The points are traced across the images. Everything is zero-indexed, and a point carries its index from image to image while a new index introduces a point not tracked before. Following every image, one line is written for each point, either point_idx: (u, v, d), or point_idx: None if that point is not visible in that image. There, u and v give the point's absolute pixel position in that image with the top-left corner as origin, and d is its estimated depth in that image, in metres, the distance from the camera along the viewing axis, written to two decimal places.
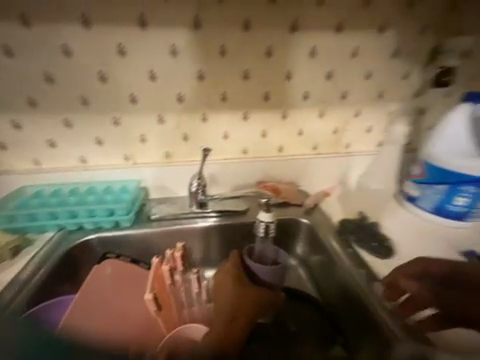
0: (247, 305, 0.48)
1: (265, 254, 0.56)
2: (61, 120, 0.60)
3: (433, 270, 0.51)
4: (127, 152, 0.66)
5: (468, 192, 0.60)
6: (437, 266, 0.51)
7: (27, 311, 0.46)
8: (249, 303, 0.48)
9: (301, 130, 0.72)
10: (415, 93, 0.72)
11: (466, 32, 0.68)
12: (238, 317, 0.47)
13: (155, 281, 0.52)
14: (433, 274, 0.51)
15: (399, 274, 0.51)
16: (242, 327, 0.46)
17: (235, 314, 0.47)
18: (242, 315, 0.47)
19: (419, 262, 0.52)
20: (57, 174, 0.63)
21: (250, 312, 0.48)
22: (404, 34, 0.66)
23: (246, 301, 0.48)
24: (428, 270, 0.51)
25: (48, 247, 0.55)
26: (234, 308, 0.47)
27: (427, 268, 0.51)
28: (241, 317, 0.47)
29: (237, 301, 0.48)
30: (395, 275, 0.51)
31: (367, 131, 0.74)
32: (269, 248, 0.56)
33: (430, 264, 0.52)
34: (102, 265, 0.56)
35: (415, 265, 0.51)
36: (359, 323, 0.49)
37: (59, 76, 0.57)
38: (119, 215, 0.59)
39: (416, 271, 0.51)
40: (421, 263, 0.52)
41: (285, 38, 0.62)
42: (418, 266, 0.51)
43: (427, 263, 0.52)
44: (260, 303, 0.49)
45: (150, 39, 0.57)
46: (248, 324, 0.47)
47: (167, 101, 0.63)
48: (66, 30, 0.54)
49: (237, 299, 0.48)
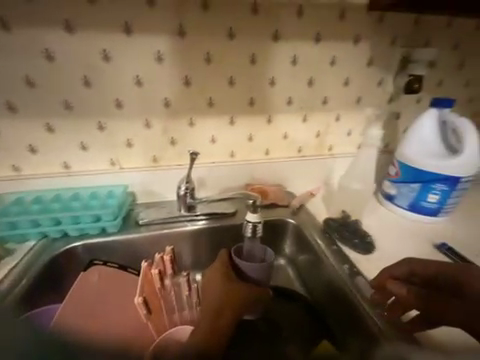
0: (234, 302, 0.48)
1: (253, 253, 0.56)
2: (43, 125, 0.60)
3: (420, 271, 0.48)
4: (113, 157, 0.66)
5: (439, 191, 0.62)
6: (425, 266, 0.48)
7: (25, 313, 0.47)
8: (237, 299, 0.48)
9: (286, 133, 0.73)
10: (390, 99, 0.75)
11: (445, 36, 0.70)
12: (225, 312, 0.47)
13: (145, 284, 0.49)
14: (420, 276, 0.48)
15: (384, 277, 0.48)
16: (229, 323, 0.46)
17: (222, 309, 0.47)
18: (230, 310, 0.47)
19: (405, 262, 0.49)
20: (40, 181, 0.63)
21: (236, 308, 0.48)
22: (384, 39, 0.67)
23: (234, 297, 0.48)
24: (414, 271, 0.48)
25: (32, 255, 0.54)
26: (221, 303, 0.48)
27: (413, 269, 0.48)
28: (228, 311, 0.47)
29: (224, 298, 0.48)
30: (381, 278, 0.49)
31: (348, 134, 0.77)
32: (257, 247, 0.56)
33: (417, 266, 0.48)
34: (90, 270, 0.54)
35: (401, 266, 0.48)
36: (345, 318, 0.50)
37: (41, 81, 0.56)
38: (105, 221, 0.59)
39: (402, 272, 0.48)
40: (407, 264, 0.48)
41: (269, 45, 0.62)
42: (404, 267, 0.48)
43: (415, 264, 0.48)
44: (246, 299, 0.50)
45: (134, 45, 0.57)
46: (234, 320, 0.47)
47: (152, 107, 0.63)
48: (47, 35, 0.53)
49: (226, 294, 0.49)
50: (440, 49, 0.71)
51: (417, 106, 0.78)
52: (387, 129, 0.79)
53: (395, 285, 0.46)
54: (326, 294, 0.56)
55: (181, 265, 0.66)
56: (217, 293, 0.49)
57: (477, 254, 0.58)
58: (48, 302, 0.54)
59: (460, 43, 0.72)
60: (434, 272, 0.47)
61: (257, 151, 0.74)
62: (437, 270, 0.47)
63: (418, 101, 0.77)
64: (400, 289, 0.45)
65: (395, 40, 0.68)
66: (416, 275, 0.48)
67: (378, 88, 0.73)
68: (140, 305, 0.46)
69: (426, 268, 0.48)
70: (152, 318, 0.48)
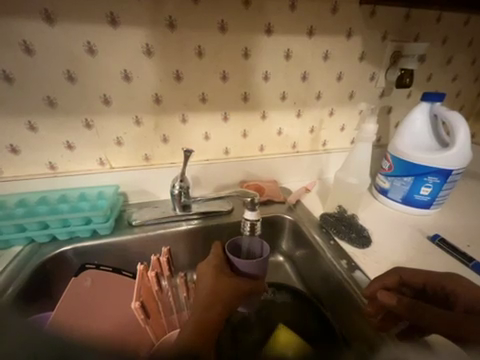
0: (224, 297, 0.45)
1: (237, 264, 0.48)
2: (24, 123, 0.56)
3: (409, 280, 0.46)
4: (103, 156, 0.63)
5: (431, 184, 0.63)
6: (415, 276, 0.46)
7: (29, 317, 0.47)
8: (227, 293, 0.45)
9: (280, 130, 0.73)
10: (381, 94, 0.76)
11: (434, 31, 0.71)
12: (215, 305, 0.45)
13: (142, 289, 0.47)
14: (409, 285, 0.46)
15: (377, 286, 0.44)
16: (217, 319, 0.44)
17: (211, 302, 0.45)
18: (218, 303, 0.45)
19: (394, 272, 0.46)
20: (24, 183, 0.60)
21: (228, 303, 0.45)
22: (377, 32, 0.67)
23: (225, 292, 0.45)
24: (404, 281, 0.46)
25: (18, 262, 0.51)
26: (210, 298, 0.45)
27: (403, 277, 0.46)
28: (217, 306, 0.45)
29: (214, 296, 0.45)
30: (372, 288, 0.44)
31: (341, 129, 0.78)
32: (242, 263, 0.47)
33: (407, 274, 0.46)
34: (81, 275, 0.52)
35: (392, 276, 0.45)
36: (338, 308, 0.52)
37: (21, 76, 0.52)
38: (96, 223, 0.56)
39: (393, 281, 0.45)
40: (396, 273, 0.46)
41: (262, 40, 0.61)
42: (394, 277, 0.45)
43: (405, 273, 0.46)
44: (242, 294, 0.47)
45: (122, 40, 0.54)
46: (225, 312, 0.45)
47: (143, 103, 0.60)
48: (23, 25, 0.49)
49: (212, 289, 0.45)
50: (430, 44, 0.72)
51: (407, 101, 0.79)
52: (379, 123, 0.81)
53: (385, 294, 0.41)
54: (323, 288, 0.57)
55: (178, 265, 0.65)
56: (207, 288, 0.46)
57: (467, 244, 0.60)
58: (39, 309, 0.51)
59: (449, 38, 0.73)
60: (422, 283, 0.46)
61: (252, 147, 0.73)
62: (425, 280, 0.46)
63: (408, 95, 0.78)
64: (390, 299, 0.40)
65: (387, 34, 0.68)
66: (404, 284, 0.46)
67: (371, 83, 0.73)
68: (138, 310, 0.44)
69: (416, 278, 0.46)
70: (150, 322, 0.47)
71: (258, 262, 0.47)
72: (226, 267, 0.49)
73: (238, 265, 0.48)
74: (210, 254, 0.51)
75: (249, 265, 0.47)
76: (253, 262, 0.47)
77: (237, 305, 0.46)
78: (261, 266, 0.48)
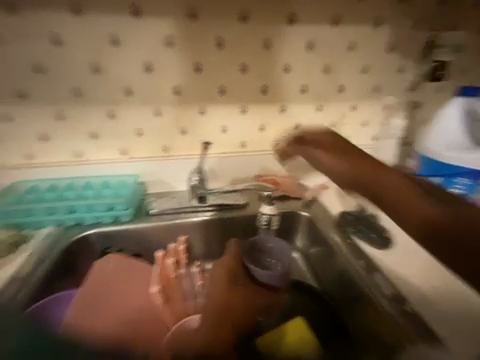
0: (239, 304, 0.47)
1: (256, 273, 0.49)
2: (53, 112, 0.59)
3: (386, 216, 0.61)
4: (123, 146, 0.64)
5: (462, 185, 0.59)
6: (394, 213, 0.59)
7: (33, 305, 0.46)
8: (240, 302, 0.47)
9: (298, 124, 0.69)
10: (410, 88, 0.70)
11: (470, 19, 0.66)
12: (230, 312, 0.45)
13: (160, 275, 0.53)
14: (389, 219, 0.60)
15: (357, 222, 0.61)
16: (232, 323, 0.44)
17: (227, 307, 0.46)
18: (233, 310, 0.46)
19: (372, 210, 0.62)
20: (53, 170, 0.63)
21: (242, 312, 0.46)
22: (406, 21, 0.64)
23: (239, 299, 0.47)
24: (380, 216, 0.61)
25: (48, 241, 0.55)
26: (225, 304, 0.46)
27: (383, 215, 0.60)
28: (232, 313, 0.45)
29: (227, 302, 0.47)
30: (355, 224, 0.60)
31: (364, 124, 0.71)
32: (261, 272, 0.49)
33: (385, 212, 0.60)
34: (104, 259, 0.56)
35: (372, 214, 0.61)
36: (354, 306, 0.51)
37: (52, 66, 0.56)
38: (119, 209, 0.59)
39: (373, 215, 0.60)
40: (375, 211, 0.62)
41: (283, 30, 0.60)
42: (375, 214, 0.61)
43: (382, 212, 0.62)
44: (255, 304, 0.48)
45: (143, 29, 0.56)
46: (241, 319, 0.45)
47: (163, 94, 0.61)
48: (53, 18, 0.53)
49: (227, 297, 0.47)
50: (467, 33, 0.67)
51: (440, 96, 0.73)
52: None
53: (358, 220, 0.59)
54: (339, 285, 0.55)
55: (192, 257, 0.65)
56: (221, 293, 0.48)
57: None
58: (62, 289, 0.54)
59: None
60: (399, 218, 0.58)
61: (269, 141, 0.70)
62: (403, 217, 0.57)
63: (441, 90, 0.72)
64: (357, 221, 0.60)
65: (417, 23, 0.64)
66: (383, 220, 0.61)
67: (401, 75, 0.68)
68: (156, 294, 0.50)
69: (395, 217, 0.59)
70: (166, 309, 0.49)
71: (278, 273, 0.49)
72: (242, 272, 0.50)
73: (256, 272, 0.49)
74: (226, 255, 0.53)
75: (266, 274, 0.49)
76: (272, 273, 0.49)
77: (250, 315, 0.47)
78: (279, 278, 0.50)
